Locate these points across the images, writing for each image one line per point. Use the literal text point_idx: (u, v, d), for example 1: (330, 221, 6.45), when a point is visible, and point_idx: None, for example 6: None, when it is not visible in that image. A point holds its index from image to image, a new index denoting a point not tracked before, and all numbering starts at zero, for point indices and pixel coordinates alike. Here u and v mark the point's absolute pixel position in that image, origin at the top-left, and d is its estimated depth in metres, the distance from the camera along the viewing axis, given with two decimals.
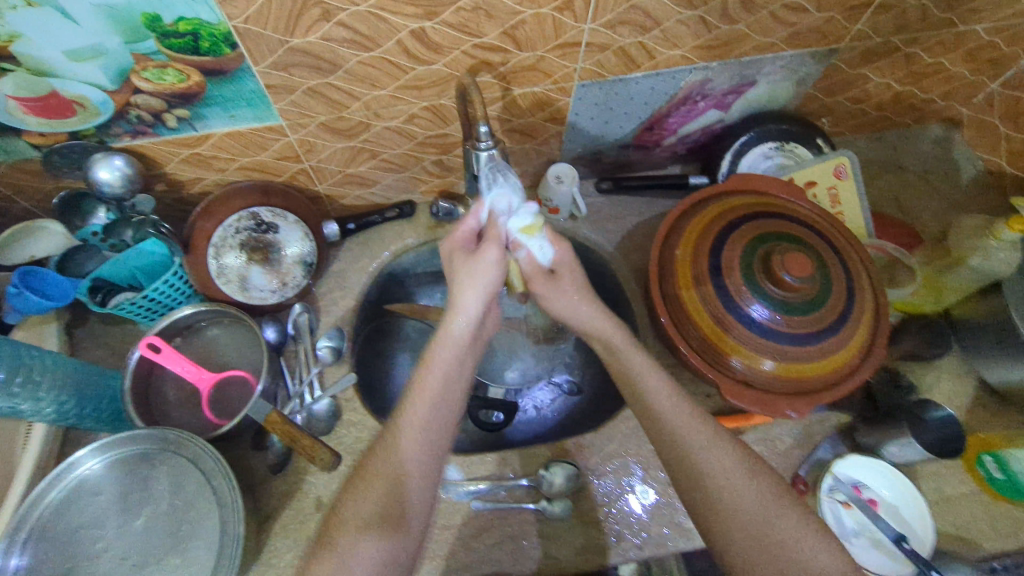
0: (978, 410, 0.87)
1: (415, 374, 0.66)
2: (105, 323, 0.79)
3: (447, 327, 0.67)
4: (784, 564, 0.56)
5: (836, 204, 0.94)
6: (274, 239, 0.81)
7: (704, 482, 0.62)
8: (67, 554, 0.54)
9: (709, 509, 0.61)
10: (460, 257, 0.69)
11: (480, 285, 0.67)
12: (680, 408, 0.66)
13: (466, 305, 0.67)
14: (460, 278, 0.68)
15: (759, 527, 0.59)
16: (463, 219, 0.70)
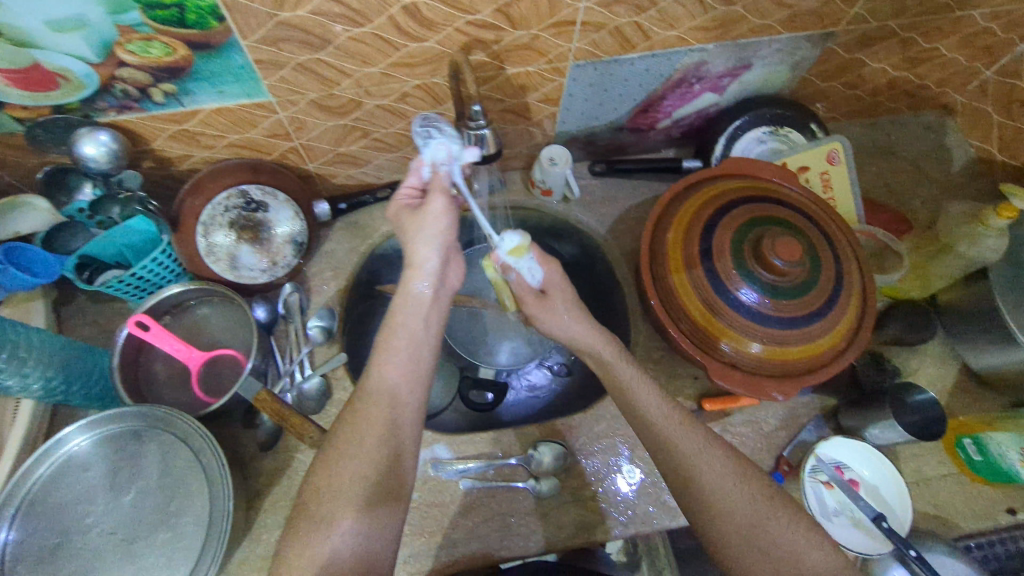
0: (958, 394, 0.88)
1: (379, 336, 0.67)
2: (93, 300, 0.78)
3: (408, 286, 0.69)
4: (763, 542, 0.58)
5: (828, 189, 0.94)
6: (264, 218, 0.80)
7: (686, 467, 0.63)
8: (55, 528, 0.55)
9: (691, 493, 0.63)
10: (408, 217, 0.70)
11: (434, 239, 0.69)
12: (655, 395, 0.69)
13: (423, 258, 0.68)
14: (411, 234, 0.69)
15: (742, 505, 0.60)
16: (406, 181, 0.71)
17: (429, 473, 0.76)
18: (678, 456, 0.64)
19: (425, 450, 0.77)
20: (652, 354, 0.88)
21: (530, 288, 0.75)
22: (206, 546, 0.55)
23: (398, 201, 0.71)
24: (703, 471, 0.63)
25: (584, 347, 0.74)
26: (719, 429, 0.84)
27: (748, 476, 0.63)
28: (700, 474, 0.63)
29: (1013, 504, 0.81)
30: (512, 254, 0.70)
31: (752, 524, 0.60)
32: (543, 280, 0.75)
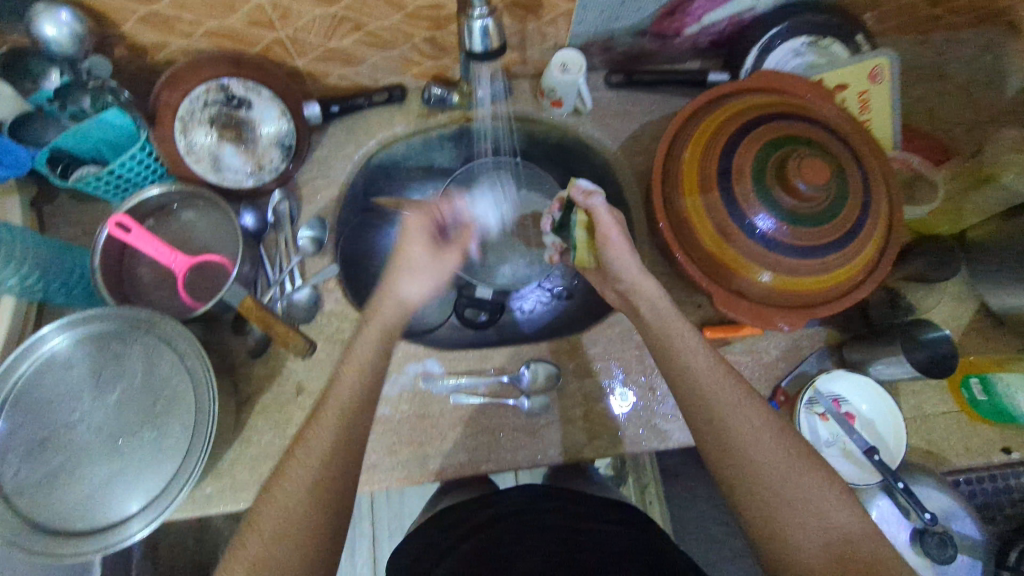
0: (972, 334, 0.85)
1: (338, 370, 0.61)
2: (74, 198, 0.74)
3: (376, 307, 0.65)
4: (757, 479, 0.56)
5: (864, 110, 0.85)
6: (248, 117, 0.75)
7: (690, 388, 0.61)
8: (43, 422, 0.56)
9: (701, 420, 0.60)
10: (422, 240, 0.70)
11: (440, 264, 0.70)
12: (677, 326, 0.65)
13: (416, 278, 0.68)
14: (416, 261, 0.68)
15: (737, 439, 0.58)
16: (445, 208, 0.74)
17: (420, 386, 0.75)
18: (681, 376, 0.63)
19: (417, 363, 0.76)
20: (655, 280, 0.85)
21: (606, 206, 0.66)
22: (191, 447, 0.56)
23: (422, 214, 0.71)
24: (718, 398, 0.60)
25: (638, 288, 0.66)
26: None
27: (753, 406, 0.59)
28: (717, 403, 0.60)
29: (1010, 444, 0.80)
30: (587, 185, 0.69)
31: (766, 457, 0.57)
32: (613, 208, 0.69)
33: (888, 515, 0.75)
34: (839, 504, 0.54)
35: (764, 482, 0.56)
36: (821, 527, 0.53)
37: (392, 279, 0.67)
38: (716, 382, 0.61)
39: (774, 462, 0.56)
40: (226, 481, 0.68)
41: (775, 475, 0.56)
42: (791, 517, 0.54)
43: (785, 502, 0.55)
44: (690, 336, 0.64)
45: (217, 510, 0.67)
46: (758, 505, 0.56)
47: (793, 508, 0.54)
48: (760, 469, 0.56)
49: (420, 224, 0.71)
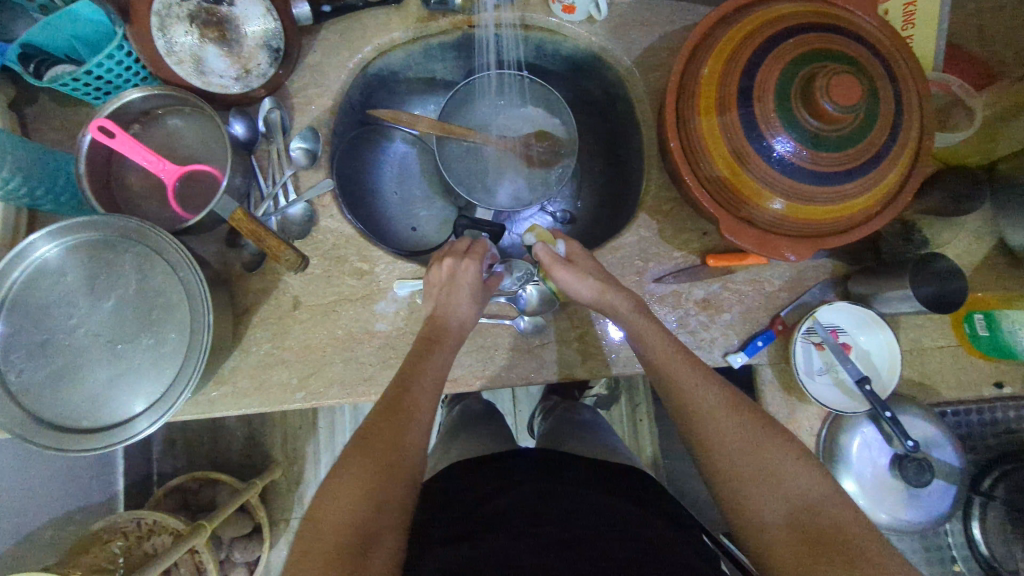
0: (986, 270, 0.82)
1: (410, 359, 0.63)
2: (55, 101, 0.71)
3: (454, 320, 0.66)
4: (747, 450, 0.58)
5: (908, 24, 0.78)
6: (230, 14, 0.70)
7: (658, 367, 0.64)
8: (43, 326, 0.57)
9: (673, 399, 0.63)
10: (474, 286, 0.67)
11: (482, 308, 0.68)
12: (636, 315, 0.67)
13: (468, 311, 0.67)
14: (467, 301, 0.67)
15: (716, 399, 0.61)
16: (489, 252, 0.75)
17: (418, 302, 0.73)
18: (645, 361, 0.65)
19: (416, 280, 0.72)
20: (661, 205, 0.82)
21: (541, 249, 0.69)
22: (188, 356, 0.58)
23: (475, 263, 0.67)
24: (681, 378, 0.63)
25: (605, 303, 0.68)
26: (718, 286, 0.81)
27: (710, 388, 0.62)
28: (679, 385, 0.62)
29: (1002, 379, 0.81)
30: (538, 238, 0.71)
31: (725, 428, 0.59)
32: (568, 252, 0.72)
33: (871, 441, 0.77)
34: (802, 472, 0.57)
35: (739, 443, 0.58)
36: (784, 497, 0.55)
37: (444, 310, 0.66)
38: (677, 367, 0.63)
39: (744, 435, 0.58)
40: (228, 388, 0.70)
41: (737, 452, 0.58)
42: (757, 487, 0.56)
43: (747, 473, 0.57)
44: (650, 325, 0.66)
45: (220, 413, 0.70)
46: (742, 466, 0.57)
47: (768, 474, 0.56)
48: (727, 439, 0.59)
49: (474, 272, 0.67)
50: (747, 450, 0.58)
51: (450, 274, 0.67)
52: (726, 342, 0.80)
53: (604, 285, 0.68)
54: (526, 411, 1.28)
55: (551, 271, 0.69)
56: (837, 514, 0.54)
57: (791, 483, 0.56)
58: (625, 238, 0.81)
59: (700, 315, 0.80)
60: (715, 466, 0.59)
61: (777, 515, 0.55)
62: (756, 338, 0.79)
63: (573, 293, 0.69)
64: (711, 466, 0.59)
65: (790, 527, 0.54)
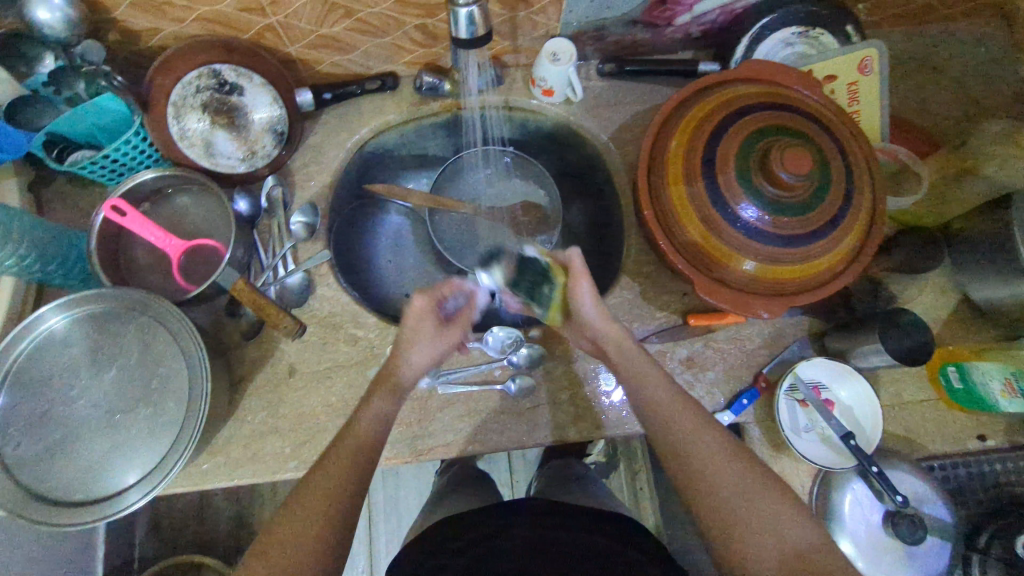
0: (954, 324, 0.86)
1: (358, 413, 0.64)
2: (71, 182, 0.75)
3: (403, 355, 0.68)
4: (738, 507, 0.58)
5: (852, 102, 0.86)
6: (239, 103, 0.76)
7: (650, 413, 0.66)
8: (42, 397, 0.59)
9: (664, 442, 0.65)
10: (426, 318, 0.69)
11: (441, 343, 0.71)
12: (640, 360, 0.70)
13: (421, 353, 0.69)
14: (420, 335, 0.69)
15: (702, 454, 0.62)
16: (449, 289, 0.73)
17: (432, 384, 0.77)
18: (644, 404, 0.67)
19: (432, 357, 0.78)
20: (642, 269, 0.86)
21: (581, 258, 0.72)
22: (185, 424, 0.59)
23: (426, 293, 0.69)
24: (677, 427, 0.64)
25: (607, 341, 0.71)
26: (700, 344, 0.84)
27: (710, 432, 0.63)
28: (677, 430, 0.64)
29: (984, 432, 0.83)
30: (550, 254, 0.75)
31: (713, 486, 0.60)
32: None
33: (862, 499, 0.78)
34: (793, 523, 0.57)
35: (727, 500, 0.59)
36: (780, 546, 0.56)
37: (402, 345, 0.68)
38: (676, 413, 0.65)
39: (735, 493, 0.59)
40: (221, 458, 0.70)
41: (733, 499, 0.59)
42: (754, 534, 0.57)
43: (743, 521, 0.58)
44: (657, 377, 0.68)
45: (210, 485, 0.70)
46: (734, 524, 0.58)
47: (764, 532, 0.57)
48: (724, 487, 0.60)
49: (424, 303, 0.69)
50: (742, 507, 0.58)
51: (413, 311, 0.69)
52: (712, 400, 0.82)
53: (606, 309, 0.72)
54: (524, 479, 1.26)
55: (577, 281, 0.71)
56: (832, 562, 0.55)
57: (787, 531, 0.57)
58: (609, 300, 0.85)
59: (685, 374, 0.83)
60: (706, 512, 0.60)
61: (775, 568, 0.55)
62: (741, 396, 0.81)
63: (580, 307, 0.71)
64: (706, 514, 0.60)
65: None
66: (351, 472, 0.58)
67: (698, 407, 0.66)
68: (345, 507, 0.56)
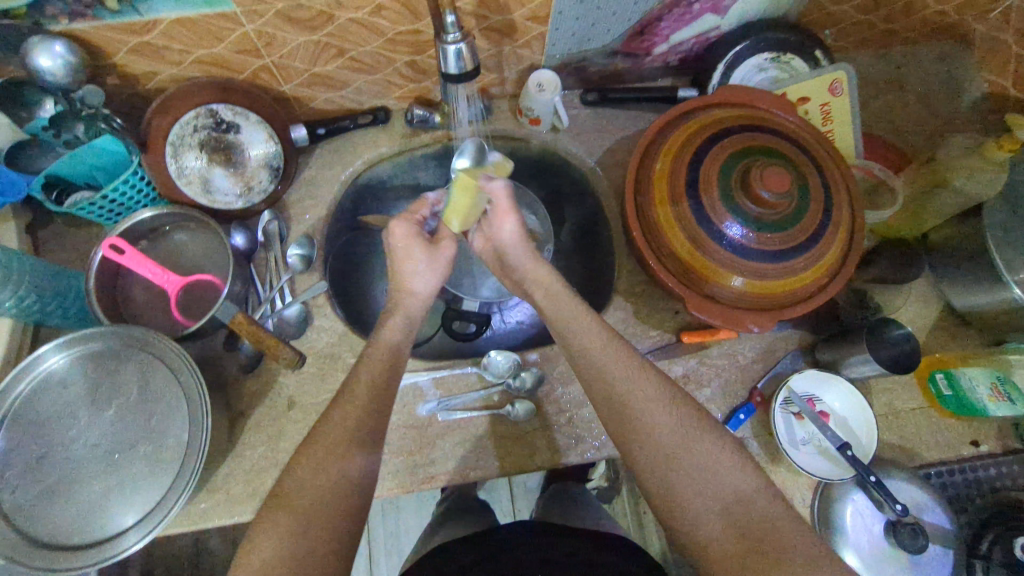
0: (939, 332, 0.88)
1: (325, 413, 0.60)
2: (69, 224, 0.76)
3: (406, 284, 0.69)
4: (702, 488, 0.58)
5: (826, 122, 0.90)
6: (236, 140, 0.78)
7: (583, 359, 0.66)
8: (40, 439, 0.58)
9: (621, 421, 0.62)
10: (416, 241, 0.69)
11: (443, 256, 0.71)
12: (567, 298, 0.69)
13: (427, 274, 0.70)
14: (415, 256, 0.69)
15: (667, 440, 0.60)
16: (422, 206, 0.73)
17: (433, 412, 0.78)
18: (576, 344, 0.66)
19: (432, 385, 0.79)
20: (634, 290, 0.88)
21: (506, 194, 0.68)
22: (186, 460, 0.59)
23: (404, 220, 0.70)
24: (636, 408, 0.62)
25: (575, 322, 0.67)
26: (695, 361, 0.85)
27: (648, 378, 0.64)
28: (612, 379, 0.64)
29: (977, 437, 0.84)
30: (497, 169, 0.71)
31: (675, 472, 0.59)
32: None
33: (863, 509, 0.78)
34: None
35: (694, 489, 0.58)
36: (717, 493, 0.57)
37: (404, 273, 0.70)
38: (610, 358, 0.65)
39: (698, 477, 0.58)
40: (220, 496, 0.69)
41: (672, 449, 0.60)
42: (696, 495, 0.57)
43: (689, 485, 0.58)
44: (599, 328, 0.67)
45: (210, 525, 0.69)
46: (695, 507, 0.57)
47: (724, 513, 0.56)
48: (672, 451, 0.59)
49: (405, 228, 0.70)
50: (703, 489, 0.57)
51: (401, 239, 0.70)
52: (710, 416, 0.83)
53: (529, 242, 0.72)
54: (526, 506, 1.25)
55: (500, 217, 0.70)
56: (769, 509, 0.56)
57: (725, 481, 0.58)
58: (603, 321, 0.87)
59: None
60: (665, 487, 0.59)
61: (711, 516, 0.57)
62: (737, 411, 0.82)
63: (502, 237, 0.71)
64: (640, 458, 0.61)
65: (728, 527, 0.56)
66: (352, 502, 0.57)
67: (639, 357, 0.66)
68: (347, 539, 0.55)
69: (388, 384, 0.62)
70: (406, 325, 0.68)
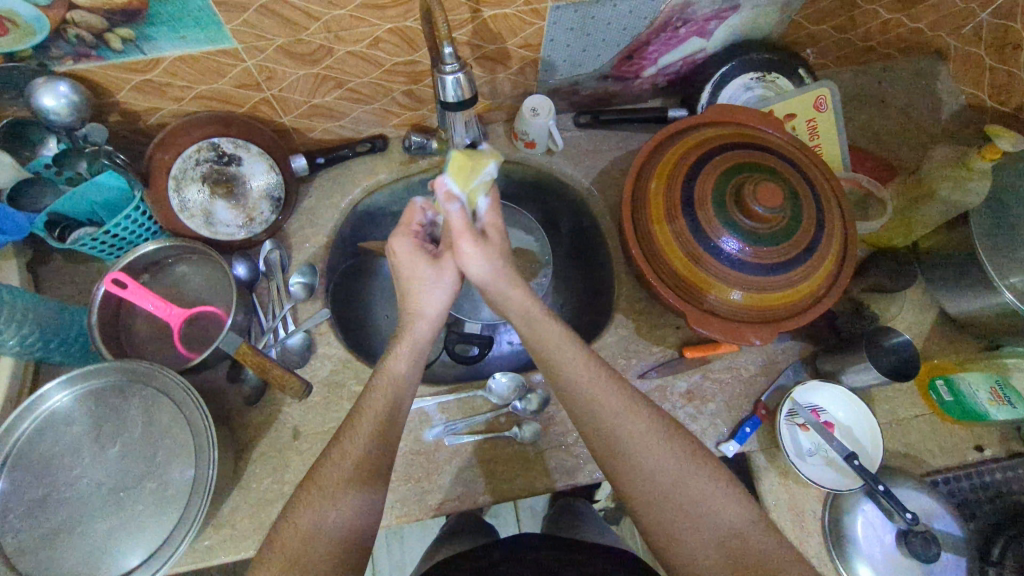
0: (936, 339, 0.90)
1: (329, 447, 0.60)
2: (70, 260, 0.76)
3: (415, 310, 0.69)
4: (699, 520, 0.58)
5: (813, 137, 0.93)
6: (238, 172, 0.78)
7: (569, 388, 0.65)
8: (44, 480, 0.57)
9: (612, 453, 0.62)
10: (418, 256, 0.70)
11: (445, 273, 0.70)
12: (548, 323, 0.68)
13: (432, 292, 0.70)
14: (418, 273, 0.69)
15: (662, 471, 0.60)
16: (415, 219, 0.72)
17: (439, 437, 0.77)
18: (564, 375, 0.65)
19: (438, 410, 0.79)
20: (636, 307, 0.89)
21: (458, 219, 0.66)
22: (192, 496, 0.58)
23: (402, 236, 0.70)
24: (627, 442, 0.62)
25: (569, 349, 0.67)
26: (698, 376, 0.86)
27: (641, 411, 0.63)
28: (604, 413, 0.63)
29: (981, 442, 0.85)
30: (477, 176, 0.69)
31: (671, 506, 0.59)
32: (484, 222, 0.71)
33: (874, 520, 0.78)
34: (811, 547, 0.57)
35: (692, 521, 0.58)
36: (714, 528, 0.58)
37: (412, 291, 0.70)
38: (600, 386, 0.64)
39: (695, 511, 0.58)
40: (226, 531, 0.68)
41: (667, 482, 0.60)
42: (691, 527, 0.58)
43: (686, 515, 0.58)
44: (588, 357, 0.66)
45: (216, 561, 0.67)
46: (689, 541, 0.58)
47: (724, 546, 0.57)
48: (667, 483, 0.60)
49: (406, 243, 0.70)
50: (700, 521, 0.58)
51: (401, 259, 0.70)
52: (716, 431, 0.83)
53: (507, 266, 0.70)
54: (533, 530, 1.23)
55: (459, 242, 0.67)
56: (764, 543, 0.57)
57: (720, 515, 0.58)
58: (606, 339, 0.87)
59: (687, 407, 0.84)
60: (659, 521, 0.59)
61: (707, 548, 0.57)
62: (743, 424, 0.82)
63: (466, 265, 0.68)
64: (634, 491, 0.61)
65: (723, 560, 0.56)
66: (363, 532, 0.56)
67: (631, 390, 0.65)
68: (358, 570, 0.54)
69: (392, 411, 0.62)
70: (414, 352, 0.67)
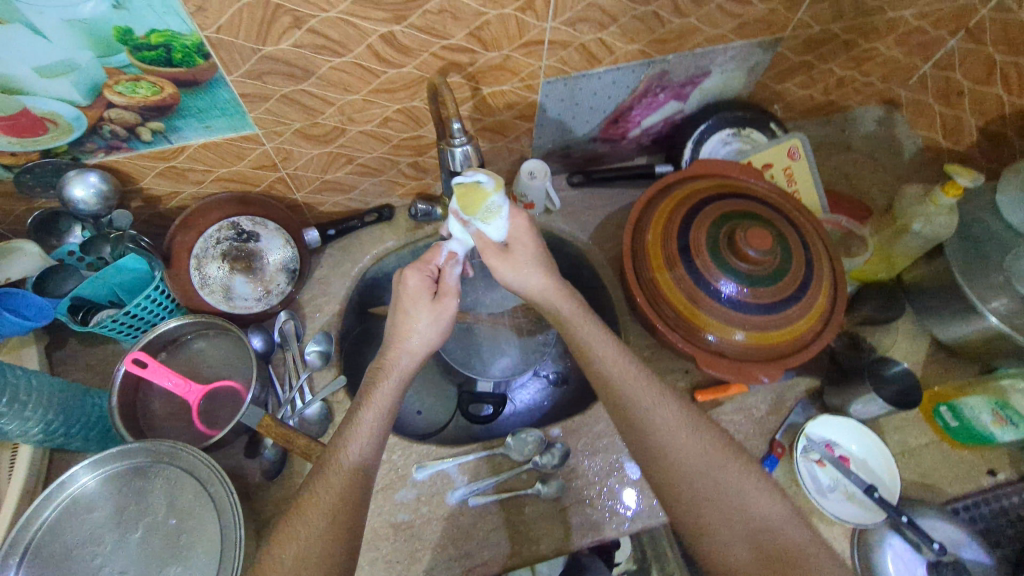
0: (932, 366, 0.93)
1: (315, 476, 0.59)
2: (88, 343, 0.77)
3: (396, 348, 0.70)
4: (731, 512, 0.59)
5: (790, 182, 0.98)
6: (256, 248, 0.81)
7: (610, 381, 0.69)
8: (63, 572, 0.55)
9: (649, 445, 0.65)
10: (422, 296, 0.71)
11: (441, 315, 0.71)
12: (585, 321, 0.73)
13: (425, 332, 0.71)
14: (420, 315, 0.70)
15: (691, 466, 0.62)
16: (435, 259, 0.74)
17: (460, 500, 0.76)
18: (604, 371, 0.69)
19: (459, 473, 0.78)
20: (644, 354, 0.91)
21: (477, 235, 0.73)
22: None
23: (417, 270, 0.71)
24: (659, 437, 0.64)
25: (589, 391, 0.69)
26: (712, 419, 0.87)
27: (671, 407, 0.66)
28: (638, 404, 0.66)
29: (993, 466, 0.86)
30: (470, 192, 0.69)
31: (701, 499, 0.61)
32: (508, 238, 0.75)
33: (903, 553, 0.76)
34: None
35: (720, 513, 0.60)
36: (745, 519, 0.59)
37: (408, 327, 0.70)
38: (633, 382, 0.68)
39: (721, 507, 0.60)
40: None
41: (700, 475, 0.62)
42: (721, 515, 0.59)
43: (716, 509, 0.60)
44: (627, 357, 0.71)
45: None
46: (716, 532, 0.59)
47: (755, 538, 0.58)
48: (697, 480, 0.61)
49: (416, 279, 0.71)
50: (731, 512, 0.59)
51: (399, 291, 0.72)
52: None
53: (539, 278, 0.75)
54: None
55: (485, 255, 0.75)
56: (799, 537, 0.57)
57: (755, 507, 0.59)
58: None
59: None
60: (694, 510, 0.61)
61: (740, 540, 0.58)
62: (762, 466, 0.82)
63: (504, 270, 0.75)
64: (666, 482, 0.63)
65: (756, 552, 0.57)
66: None
67: (663, 387, 0.69)
68: None
69: None
70: (397, 385, 0.68)
